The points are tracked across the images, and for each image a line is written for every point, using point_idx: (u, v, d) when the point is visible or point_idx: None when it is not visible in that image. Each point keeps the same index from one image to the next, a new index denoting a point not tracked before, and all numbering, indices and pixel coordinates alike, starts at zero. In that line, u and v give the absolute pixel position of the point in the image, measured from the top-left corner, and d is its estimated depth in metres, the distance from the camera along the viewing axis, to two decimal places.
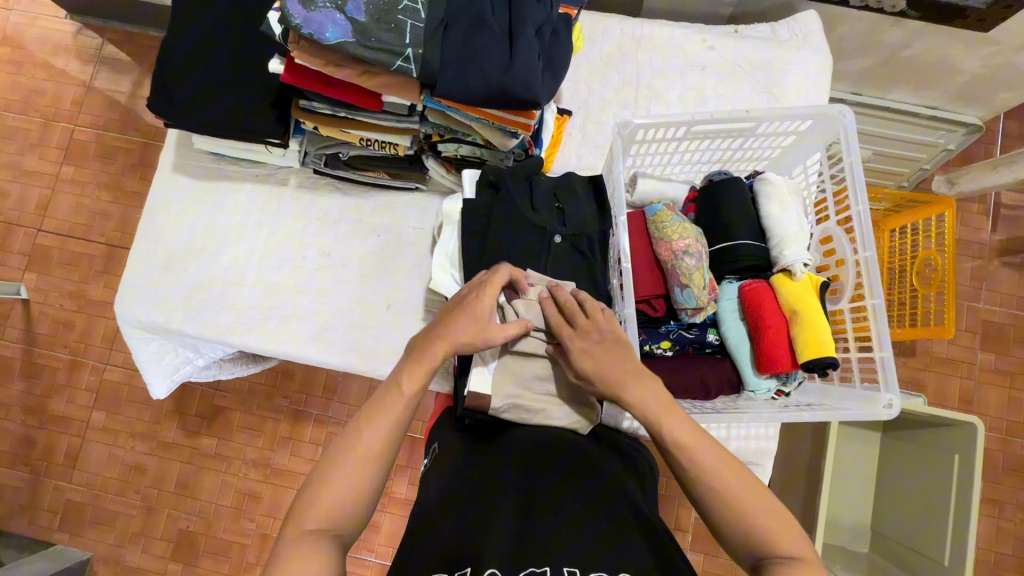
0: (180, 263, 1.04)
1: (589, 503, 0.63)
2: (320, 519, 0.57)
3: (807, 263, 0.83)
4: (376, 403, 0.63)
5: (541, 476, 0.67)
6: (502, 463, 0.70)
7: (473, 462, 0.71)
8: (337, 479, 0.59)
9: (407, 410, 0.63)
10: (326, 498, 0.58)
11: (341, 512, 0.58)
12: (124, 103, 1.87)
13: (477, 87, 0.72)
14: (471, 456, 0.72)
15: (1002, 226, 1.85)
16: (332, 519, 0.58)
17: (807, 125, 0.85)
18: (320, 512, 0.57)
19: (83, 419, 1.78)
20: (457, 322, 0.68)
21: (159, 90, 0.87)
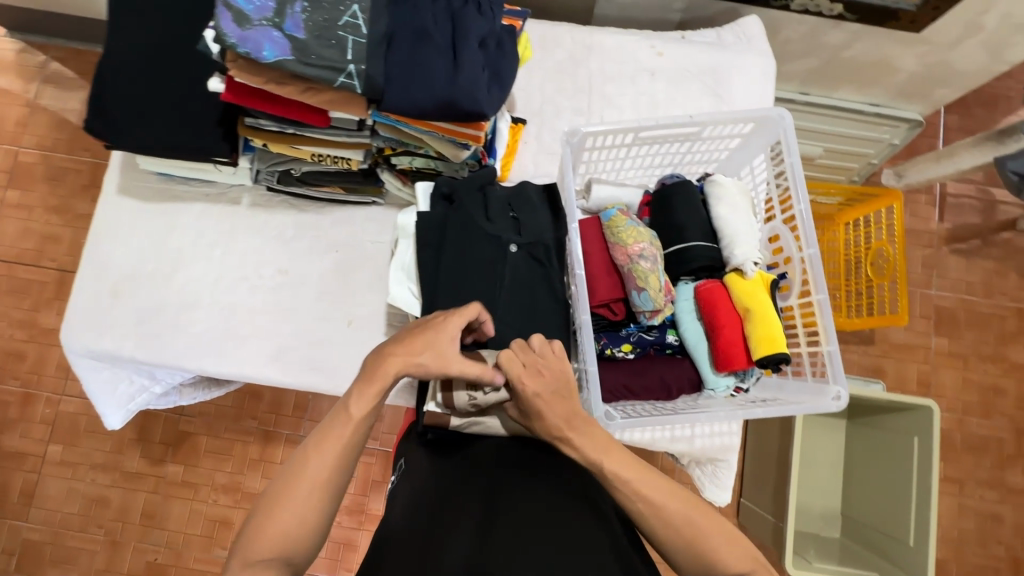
0: (129, 288, 1.01)
1: (551, 509, 0.64)
2: (268, 549, 0.58)
3: (757, 261, 0.85)
4: (322, 431, 0.62)
5: (506, 484, 0.67)
6: (467, 473, 0.69)
7: (436, 471, 0.71)
8: (284, 508, 0.59)
9: (358, 434, 0.63)
10: (273, 529, 0.58)
11: (289, 540, 0.59)
12: (71, 123, 1.80)
13: (423, 101, 0.72)
14: (436, 466, 0.72)
15: (948, 215, 1.93)
16: (281, 547, 0.58)
17: (750, 128, 0.87)
18: (267, 541, 0.58)
19: (39, 453, 1.70)
20: (417, 343, 0.66)
21: (97, 112, 0.84)
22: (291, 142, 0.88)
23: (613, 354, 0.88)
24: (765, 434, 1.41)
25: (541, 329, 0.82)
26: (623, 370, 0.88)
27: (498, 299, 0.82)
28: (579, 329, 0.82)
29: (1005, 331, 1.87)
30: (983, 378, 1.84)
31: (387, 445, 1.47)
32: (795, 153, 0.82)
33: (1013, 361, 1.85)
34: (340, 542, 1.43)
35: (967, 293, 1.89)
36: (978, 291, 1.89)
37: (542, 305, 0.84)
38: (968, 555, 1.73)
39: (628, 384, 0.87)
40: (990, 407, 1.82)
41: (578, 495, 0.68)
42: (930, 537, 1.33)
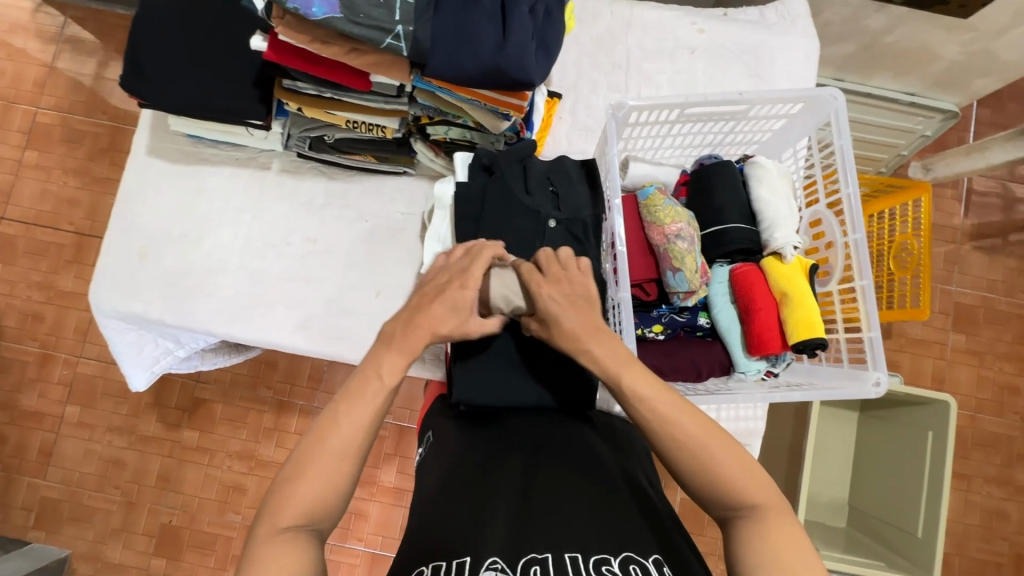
0: (158, 251, 1.01)
1: (588, 488, 0.64)
2: (298, 514, 0.56)
3: (797, 246, 0.84)
4: (353, 391, 0.62)
5: (540, 461, 0.67)
6: (500, 448, 0.70)
7: (468, 447, 0.71)
8: (312, 473, 0.58)
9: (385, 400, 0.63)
10: (303, 492, 0.57)
11: (318, 507, 0.57)
12: (90, 86, 1.78)
13: (470, 66, 0.70)
14: (469, 442, 0.73)
15: (973, 211, 1.90)
16: (309, 514, 0.57)
17: (798, 108, 0.84)
18: (296, 507, 0.57)
19: (57, 414, 1.73)
20: (434, 311, 0.67)
21: (131, 67, 0.82)
22: (326, 107, 0.87)
23: (644, 334, 0.89)
24: (779, 421, 1.42)
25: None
26: (655, 351, 0.88)
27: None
28: (616, 307, 0.82)
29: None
30: (998, 376, 1.83)
31: (402, 419, 1.48)
32: (845, 135, 0.79)
33: None
34: (353, 512, 1.45)
35: (988, 290, 1.87)
36: (999, 289, 1.87)
37: None
38: (971, 550, 1.75)
39: (659, 365, 0.87)
40: (1004, 405, 1.82)
41: (615, 475, 0.67)
42: (939, 529, 1.34)
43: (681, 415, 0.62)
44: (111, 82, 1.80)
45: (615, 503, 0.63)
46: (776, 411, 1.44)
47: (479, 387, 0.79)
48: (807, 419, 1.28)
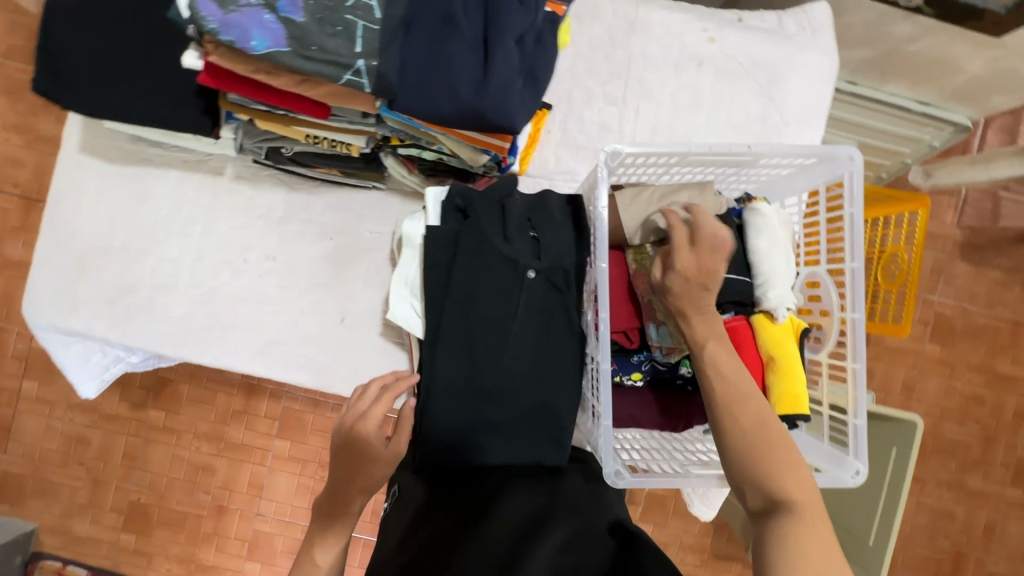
0: (97, 263, 0.91)
1: (566, 545, 0.63)
2: None
3: (791, 306, 0.79)
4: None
5: (523, 516, 0.68)
6: (482, 509, 0.71)
7: (450, 515, 0.72)
8: None
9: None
10: None
11: None
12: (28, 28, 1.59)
13: (445, 109, 0.60)
14: (450, 508, 0.73)
15: (967, 219, 1.86)
16: None
17: (811, 161, 0.75)
18: None
19: (13, 389, 1.68)
20: (359, 471, 0.70)
21: (47, 69, 0.69)
22: (284, 122, 0.76)
23: (622, 381, 0.86)
24: None
25: (547, 363, 0.78)
26: (631, 399, 0.87)
27: (509, 331, 0.77)
28: (597, 370, 0.76)
29: (997, 342, 1.87)
30: (965, 387, 1.87)
31: None
32: (857, 203, 0.71)
33: (996, 373, 1.88)
34: None
35: (969, 301, 1.87)
36: (980, 300, 1.87)
37: (554, 334, 0.78)
38: (916, 547, 1.85)
39: (634, 414, 0.87)
40: (966, 414, 1.87)
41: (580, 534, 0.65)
42: (890, 538, 1.42)
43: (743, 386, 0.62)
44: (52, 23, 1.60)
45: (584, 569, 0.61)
46: None
47: (444, 441, 0.76)
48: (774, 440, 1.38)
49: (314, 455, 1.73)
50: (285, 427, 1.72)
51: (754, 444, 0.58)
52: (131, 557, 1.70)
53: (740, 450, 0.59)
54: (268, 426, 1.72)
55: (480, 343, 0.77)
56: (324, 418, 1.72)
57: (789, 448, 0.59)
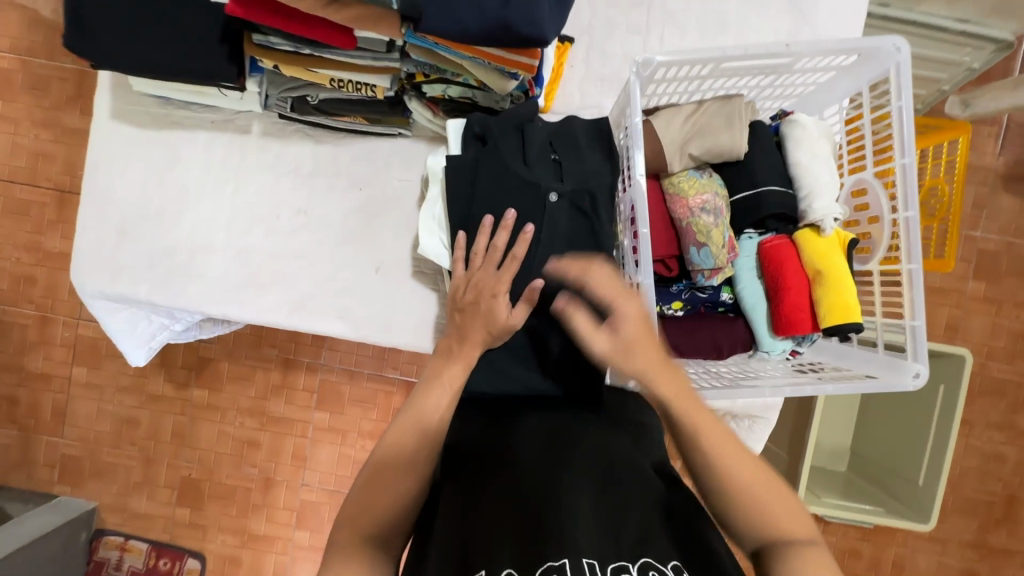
0: (137, 227, 0.93)
1: (608, 478, 0.63)
2: (372, 521, 0.63)
3: (837, 218, 0.76)
4: (406, 418, 0.69)
5: (565, 448, 0.67)
6: (522, 439, 0.70)
7: (494, 436, 0.72)
8: (381, 492, 0.64)
9: (440, 420, 0.70)
10: (376, 501, 0.64)
11: (387, 521, 0.64)
12: (46, 24, 1.63)
13: (472, 23, 0.59)
14: (491, 435, 0.72)
15: (1010, 148, 1.77)
16: (382, 527, 0.63)
17: (852, 61, 0.71)
18: (368, 519, 0.63)
19: (64, 375, 1.76)
20: (474, 326, 0.76)
21: (74, 22, 0.70)
22: (306, 65, 0.76)
23: (663, 312, 0.85)
24: None
25: None
26: (674, 329, 0.84)
27: (540, 258, 0.80)
28: (638, 289, 0.77)
29: None
30: (1014, 324, 1.80)
31: None
32: (906, 96, 0.68)
33: None
34: None
35: (1015, 235, 1.78)
36: None
37: None
38: (966, 489, 1.81)
39: (679, 345, 0.84)
40: (1016, 352, 1.80)
41: (635, 457, 0.67)
42: (941, 477, 1.44)
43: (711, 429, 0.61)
44: None
45: (630, 504, 0.60)
46: None
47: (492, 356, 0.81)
48: None
49: (353, 425, 1.76)
50: (323, 400, 1.76)
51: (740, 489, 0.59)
52: (187, 530, 1.77)
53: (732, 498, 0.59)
54: (307, 399, 1.76)
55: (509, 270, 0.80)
56: (360, 389, 1.75)
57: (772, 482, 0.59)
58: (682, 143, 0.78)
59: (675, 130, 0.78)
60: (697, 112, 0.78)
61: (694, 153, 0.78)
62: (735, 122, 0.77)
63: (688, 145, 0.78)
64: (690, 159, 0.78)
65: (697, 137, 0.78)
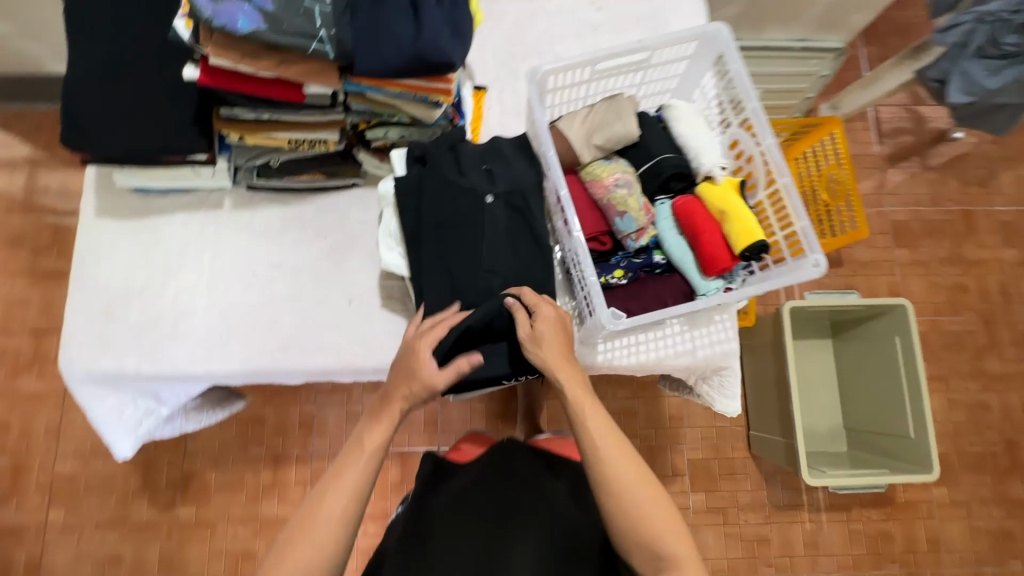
0: (122, 306, 1.01)
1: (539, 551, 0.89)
2: (307, 551, 0.74)
3: (723, 168, 0.92)
4: (349, 454, 0.81)
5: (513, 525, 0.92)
6: (483, 505, 0.94)
7: (460, 495, 0.96)
8: (316, 528, 0.75)
9: (377, 454, 0.81)
10: (313, 532, 0.75)
11: (320, 548, 0.74)
12: (26, 193, 1.88)
13: (394, 58, 0.76)
14: (459, 494, 0.96)
15: (884, 136, 2.07)
16: (315, 554, 0.74)
17: (694, 48, 0.92)
18: (303, 547, 0.74)
19: (39, 522, 1.72)
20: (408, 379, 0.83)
21: (70, 124, 0.85)
22: (267, 131, 0.92)
23: (608, 282, 0.94)
24: (761, 363, 1.70)
25: (522, 271, 0.91)
26: (620, 296, 0.95)
27: (486, 250, 0.90)
28: (579, 261, 0.90)
29: (957, 233, 2.00)
30: (947, 280, 1.96)
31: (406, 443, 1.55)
32: (737, 60, 0.87)
33: (969, 261, 1.98)
34: None
35: (916, 205, 2.02)
36: (926, 201, 2.02)
37: (524, 246, 0.92)
38: (966, 445, 1.85)
39: (628, 308, 0.94)
40: (958, 304, 1.95)
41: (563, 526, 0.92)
42: (927, 425, 1.52)
43: (627, 469, 0.78)
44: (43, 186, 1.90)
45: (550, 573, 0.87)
46: (755, 356, 1.73)
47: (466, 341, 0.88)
48: (785, 358, 1.56)
49: None
50: None
51: (646, 521, 0.76)
52: None
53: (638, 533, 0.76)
54: (301, 493, 1.75)
55: (454, 265, 0.90)
56: None
57: (667, 517, 0.77)
58: (586, 139, 0.94)
59: (577, 129, 0.94)
60: (591, 113, 0.95)
61: (598, 145, 0.94)
62: (624, 115, 0.94)
63: (592, 138, 0.94)
64: (598, 150, 0.94)
65: (596, 132, 0.94)
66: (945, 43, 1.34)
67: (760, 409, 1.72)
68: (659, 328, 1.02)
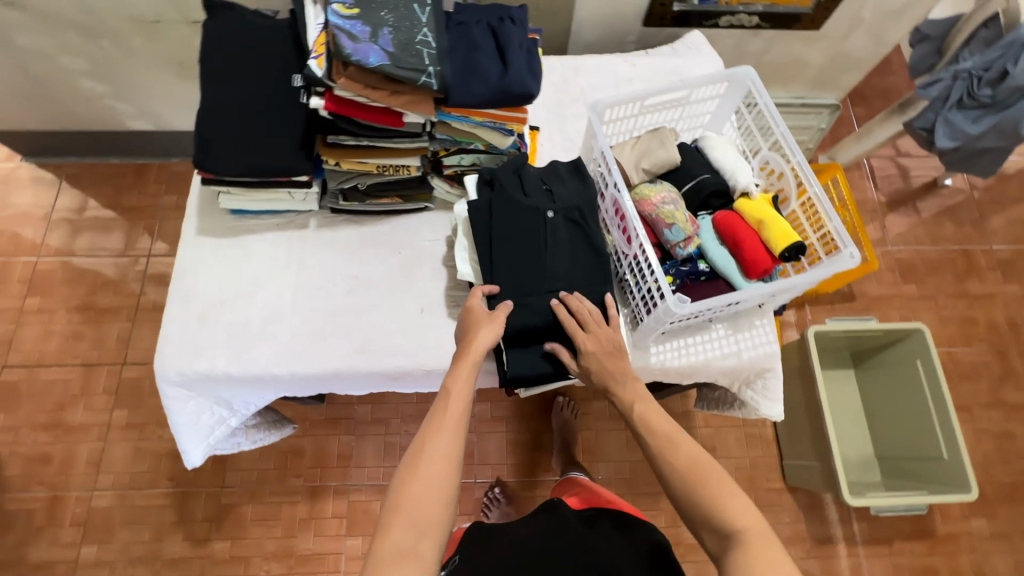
0: (215, 313, 1.10)
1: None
2: (409, 508, 0.78)
3: (757, 185, 1.06)
4: (435, 415, 0.87)
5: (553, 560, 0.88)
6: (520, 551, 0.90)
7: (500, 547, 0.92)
8: (413, 486, 0.80)
9: (463, 415, 0.87)
10: (412, 490, 0.80)
11: (419, 505, 0.79)
12: (88, 233, 2.00)
13: (485, 92, 0.94)
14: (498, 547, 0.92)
15: (880, 183, 2.26)
16: (412, 508, 0.78)
17: (725, 87, 1.11)
18: (405, 505, 0.78)
19: (70, 558, 1.68)
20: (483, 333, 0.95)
21: (203, 149, 1.01)
22: (361, 157, 1.07)
23: None
24: (790, 391, 1.75)
25: (581, 279, 1.03)
26: None
27: (551, 260, 1.02)
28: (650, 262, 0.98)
29: (959, 269, 2.13)
30: (956, 313, 2.07)
31: None
32: (764, 93, 1.05)
33: (974, 295, 2.10)
34: None
35: (918, 244, 2.16)
36: (926, 241, 2.17)
37: (583, 256, 1.04)
38: (999, 475, 1.86)
39: None
40: (970, 336, 2.04)
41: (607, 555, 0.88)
42: (959, 446, 1.55)
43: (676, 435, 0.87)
44: (103, 225, 2.01)
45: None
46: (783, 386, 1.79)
47: (526, 336, 1.01)
48: (814, 381, 1.63)
49: None
50: (354, 524, 1.74)
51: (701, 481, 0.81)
52: None
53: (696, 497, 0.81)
54: (337, 526, 1.73)
55: (522, 273, 1.01)
56: None
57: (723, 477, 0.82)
58: (635, 165, 1.09)
59: (626, 158, 1.10)
60: (637, 143, 1.12)
61: (645, 170, 1.08)
62: (666, 143, 1.10)
63: (640, 164, 1.09)
64: (645, 174, 1.09)
65: (643, 159, 1.09)
66: (928, 96, 1.53)
67: (793, 438, 1.75)
68: (705, 332, 1.11)
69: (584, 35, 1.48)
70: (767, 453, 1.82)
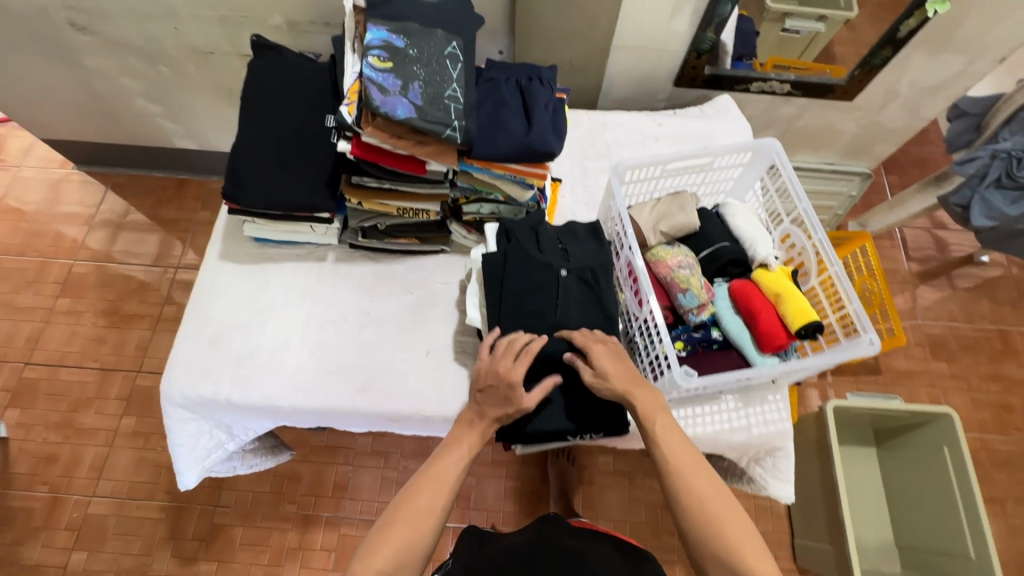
0: (226, 338, 1.12)
1: None
2: (405, 525, 0.83)
3: (777, 257, 1.04)
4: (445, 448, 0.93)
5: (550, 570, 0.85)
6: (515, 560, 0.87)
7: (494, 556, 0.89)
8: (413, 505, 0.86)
9: (468, 454, 0.92)
10: (411, 508, 0.85)
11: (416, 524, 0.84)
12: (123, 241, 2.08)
13: (508, 147, 0.95)
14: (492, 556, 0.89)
15: (912, 254, 2.19)
16: (409, 528, 0.84)
17: (749, 157, 1.10)
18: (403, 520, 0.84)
19: (60, 563, 1.69)
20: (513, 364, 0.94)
21: (233, 181, 1.04)
22: (382, 199, 1.09)
23: None
24: (806, 466, 1.66)
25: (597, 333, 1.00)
26: None
27: (560, 318, 1.00)
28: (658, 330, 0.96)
29: (994, 350, 2.03)
30: (990, 397, 1.96)
31: None
32: (789, 166, 1.04)
33: (1010, 379, 1.99)
34: None
35: (951, 320, 2.08)
36: (960, 317, 2.08)
37: (592, 317, 1.02)
38: None
39: None
40: (1005, 423, 1.92)
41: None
42: (989, 549, 1.43)
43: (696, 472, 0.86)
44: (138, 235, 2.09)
45: None
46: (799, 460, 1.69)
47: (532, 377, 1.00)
48: (830, 458, 1.55)
49: None
50: (342, 558, 1.70)
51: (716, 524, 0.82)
52: None
53: (709, 537, 0.81)
54: (324, 559, 1.69)
55: (529, 328, 1.00)
56: None
57: (739, 523, 0.82)
58: (653, 227, 1.08)
59: (645, 219, 1.09)
60: (657, 204, 1.11)
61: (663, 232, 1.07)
62: (686, 207, 1.08)
63: (659, 226, 1.08)
64: (663, 236, 1.07)
65: (662, 221, 1.08)
66: (964, 173, 1.49)
67: (806, 516, 1.66)
68: (715, 403, 1.07)
69: (614, 91, 1.50)
70: (777, 528, 1.73)
